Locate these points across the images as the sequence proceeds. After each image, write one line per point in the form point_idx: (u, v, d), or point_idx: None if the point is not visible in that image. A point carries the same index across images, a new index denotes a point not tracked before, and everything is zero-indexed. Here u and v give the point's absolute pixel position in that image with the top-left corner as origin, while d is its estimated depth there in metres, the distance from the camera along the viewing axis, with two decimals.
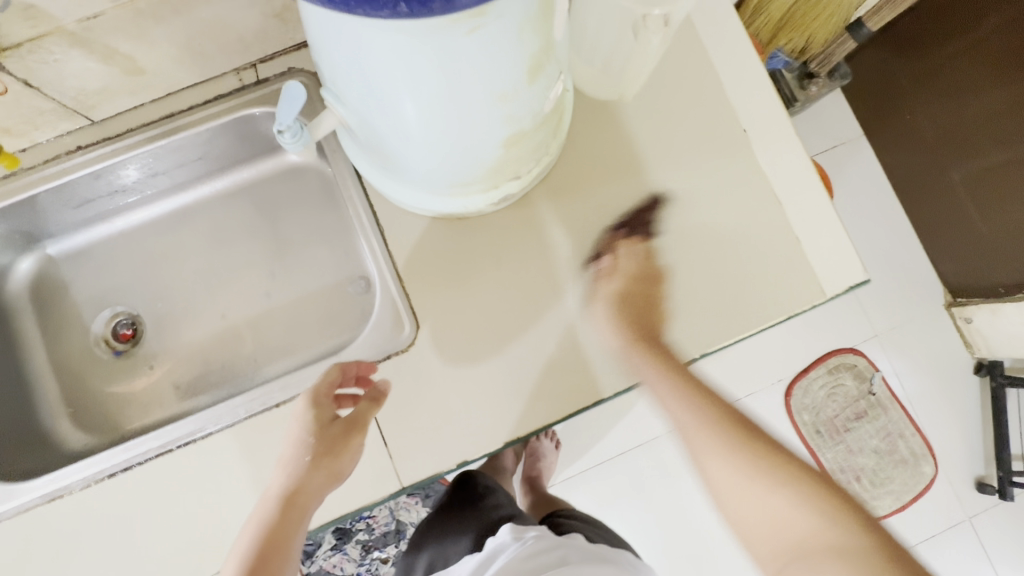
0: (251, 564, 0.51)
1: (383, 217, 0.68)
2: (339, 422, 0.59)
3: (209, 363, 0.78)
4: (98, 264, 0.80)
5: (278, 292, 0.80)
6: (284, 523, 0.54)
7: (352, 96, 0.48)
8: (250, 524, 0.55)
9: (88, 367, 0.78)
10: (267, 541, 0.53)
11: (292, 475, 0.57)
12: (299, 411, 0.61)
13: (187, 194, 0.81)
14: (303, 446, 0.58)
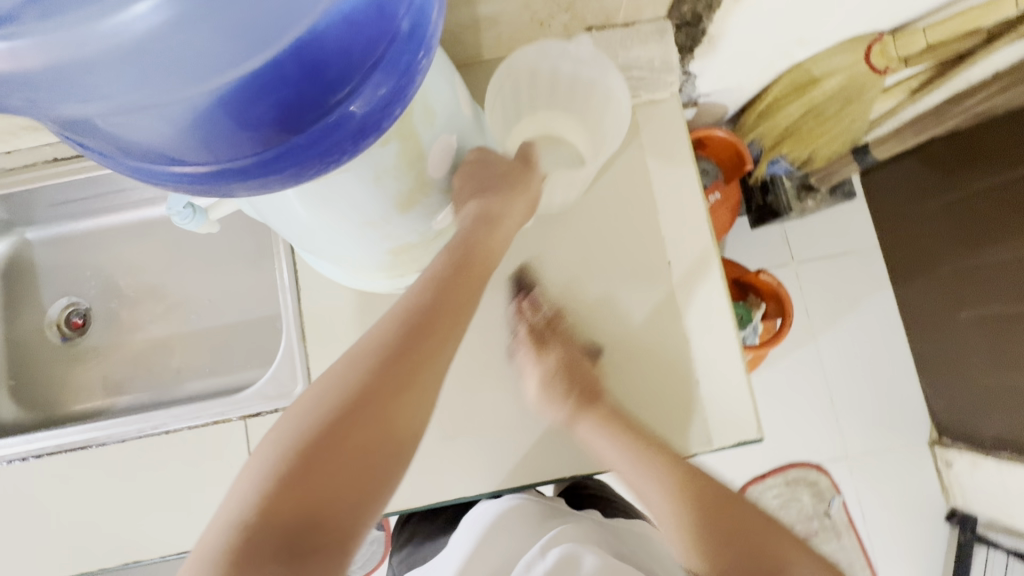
0: (379, 357, 0.43)
1: (303, 275, 0.71)
2: (503, 187, 0.54)
3: (139, 368, 0.84)
4: (67, 254, 0.87)
5: (216, 314, 0.85)
6: (423, 328, 0.45)
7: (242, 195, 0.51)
8: (402, 299, 0.48)
9: (38, 346, 0.86)
10: (438, 298, 0.47)
11: (476, 214, 0.52)
12: (479, 161, 0.53)
13: (156, 208, 0.87)
14: (467, 194, 0.52)
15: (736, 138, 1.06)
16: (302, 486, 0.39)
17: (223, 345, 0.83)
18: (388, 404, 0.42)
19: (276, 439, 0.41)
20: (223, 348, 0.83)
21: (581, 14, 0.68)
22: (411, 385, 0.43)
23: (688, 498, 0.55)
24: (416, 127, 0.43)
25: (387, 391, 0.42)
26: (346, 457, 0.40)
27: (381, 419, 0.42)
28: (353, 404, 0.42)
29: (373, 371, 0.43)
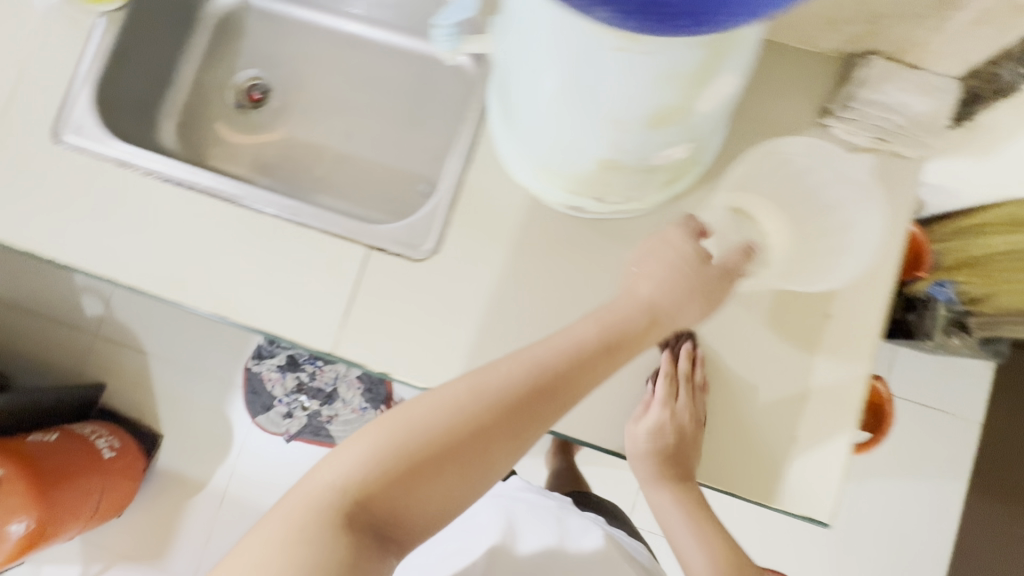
0: (537, 381, 0.46)
1: (479, 149, 0.71)
2: (709, 290, 0.56)
3: (286, 160, 0.88)
4: (276, 32, 0.92)
5: (371, 149, 0.87)
6: (612, 349, 0.50)
7: (506, 46, 0.51)
8: (563, 338, 0.49)
9: (216, 99, 0.91)
10: (603, 350, 0.49)
11: (620, 305, 0.53)
12: (675, 263, 0.56)
13: (369, 28, 0.89)
14: (666, 288, 0.54)
15: (923, 238, 0.97)
16: (419, 473, 0.42)
17: (365, 179, 0.86)
18: (515, 437, 0.45)
19: (369, 443, 0.43)
20: (364, 181, 0.86)
21: (880, 32, 0.63)
22: (544, 419, 0.46)
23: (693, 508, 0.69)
24: (725, 47, 0.41)
25: (608, 359, 0.50)
26: (467, 470, 0.43)
27: (537, 416, 0.46)
28: (491, 421, 0.44)
29: (525, 393, 0.46)
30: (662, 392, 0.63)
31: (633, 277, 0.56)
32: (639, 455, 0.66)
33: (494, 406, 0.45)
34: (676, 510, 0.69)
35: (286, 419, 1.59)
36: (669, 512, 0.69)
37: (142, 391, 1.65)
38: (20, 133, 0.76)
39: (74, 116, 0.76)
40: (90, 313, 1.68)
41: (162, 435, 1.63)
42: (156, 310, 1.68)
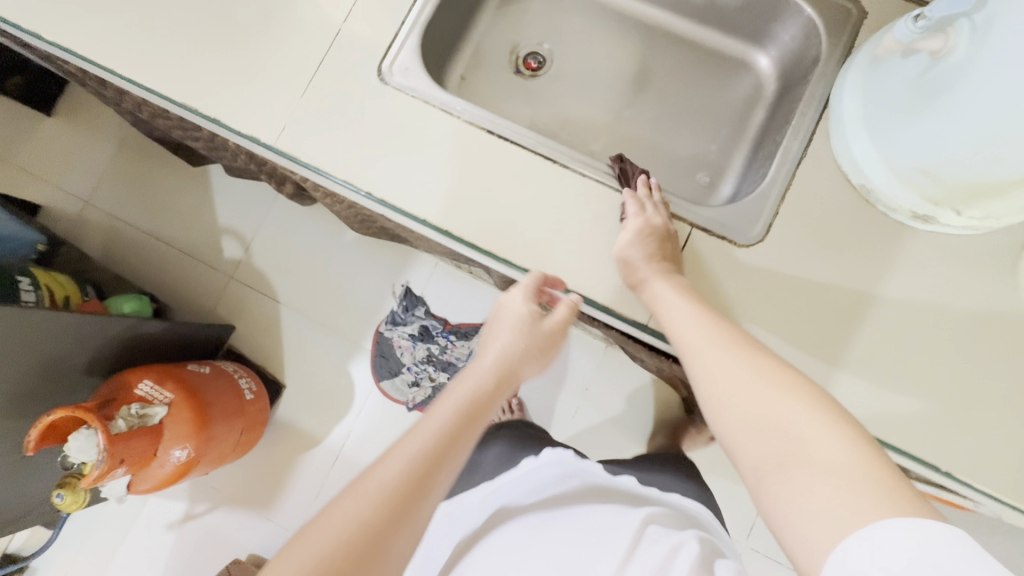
0: (445, 432, 0.62)
1: (812, 148, 0.72)
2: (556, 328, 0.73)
3: (561, 132, 0.89)
4: (560, 5, 0.92)
5: (649, 134, 0.89)
6: (486, 395, 0.67)
7: (1005, 37, 0.51)
8: (465, 380, 0.68)
9: (493, 61, 0.91)
10: (480, 396, 0.66)
11: (508, 360, 0.70)
12: (547, 326, 0.72)
13: (661, 17, 0.90)
14: (529, 343, 0.71)
15: None
16: (411, 496, 0.57)
17: (642, 163, 0.88)
18: (455, 453, 0.62)
19: (400, 454, 0.59)
20: (641, 165, 0.88)
21: None
22: (471, 435, 0.64)
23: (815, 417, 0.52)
24: None
25: (487, 405, 0.67)
26: (437, 475, 0.59)
27: (474, 424, 0.64)
28: (432, 450, 0.60)
29: (460, 419, 0.63)
30: (632, 202, 0.72)
31: (507, 331, 0.72)
32: (668, 311, 0.67)
33: (449, 418, 0.63)
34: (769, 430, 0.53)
35: (411, 387, 1.58)
36: (742, 386, 0.58)
37: (268, 337, 1.66)
38: (351, 69, 0.77)
39: (404, 60, 0.78)
40: (227, 255, 1.69)
41: (284, 384, 1.64)
42: (293, 262, 1.69)
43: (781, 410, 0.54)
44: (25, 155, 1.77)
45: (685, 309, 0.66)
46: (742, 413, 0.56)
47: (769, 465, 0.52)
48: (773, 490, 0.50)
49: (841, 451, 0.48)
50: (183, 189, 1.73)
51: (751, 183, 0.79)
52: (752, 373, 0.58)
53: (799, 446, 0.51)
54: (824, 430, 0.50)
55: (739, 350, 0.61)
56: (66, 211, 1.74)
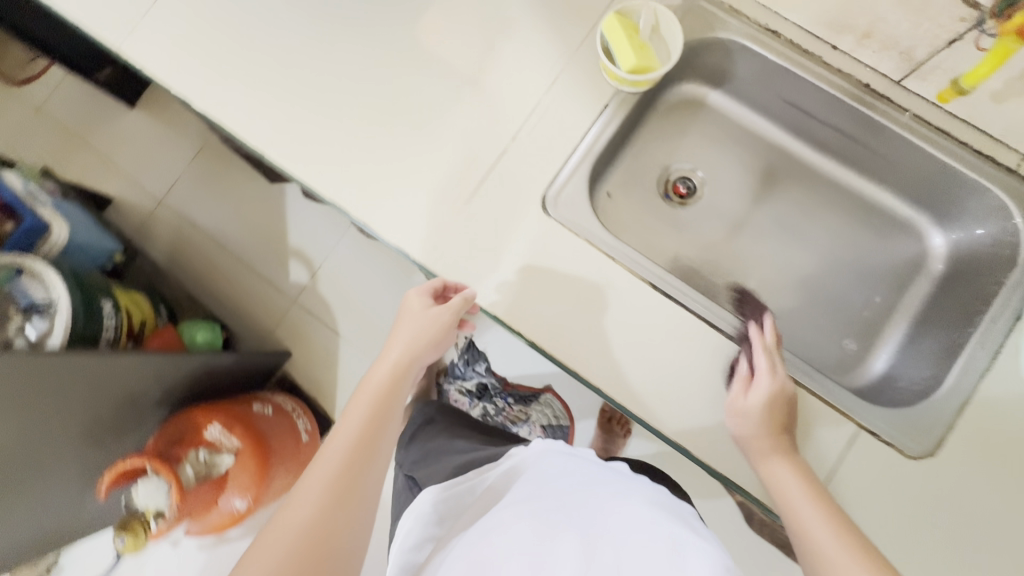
0: (364, 426, 0.63)
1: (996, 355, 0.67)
2: (450, 314, 0.71)
3: (706, 270, 0.85)
4: (719, 132, 0.87)
5: (797, 285, 0.85)
6: (398, 379, 0.68)
7: None
8: (369, 381, 0.68)
9: (643, 182, 0.87)
10: (392, 378, 0.68)
11: (405, 353, 0.70)
12: (437, 315, 0.71)
13: (827, 161, 0.85)
14: (424, 334, 0.71)
15: None
16: (344, 491, 0.57)
17: (787, 316, 0.83)
18: (378, 443, 0.63)
19: (330, 452, 0.60)
20: (786, 318, 0.83)
21: None
22: (392, 423, 0.66)
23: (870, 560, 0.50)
24: None
25: (400, 387, 0.68)
26: (366, 465, 0.60)
27: (390, 407, 0.66)
28: (356, 445, 0.61)
29: (375, 409, 0.65)
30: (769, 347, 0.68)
31: (403, 325, 0.72)
32: (748, 446, 0.64)
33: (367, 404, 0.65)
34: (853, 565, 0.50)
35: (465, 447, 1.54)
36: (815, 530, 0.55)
37: (322, 369, 1.63)
38: (515, 195, 0.74)
39: (570, 192, 0.73)
40: (293, 279, 1.66)
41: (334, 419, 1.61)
42: (358, 295, 1.65)
43: (834, 541, 0.53)
44: (103, 146, 1.75)
45: (750, 419, 0.65)
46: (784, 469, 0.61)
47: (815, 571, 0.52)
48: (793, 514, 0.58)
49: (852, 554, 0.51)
50: (257, 205, 1.70)
51: (914, 372, 0.75)
52: (823, 503, 0.58)
53: (799, 513, 0.58)
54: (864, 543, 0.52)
55: (813, 497, 0.59)
56: (137, 209, 1.72)
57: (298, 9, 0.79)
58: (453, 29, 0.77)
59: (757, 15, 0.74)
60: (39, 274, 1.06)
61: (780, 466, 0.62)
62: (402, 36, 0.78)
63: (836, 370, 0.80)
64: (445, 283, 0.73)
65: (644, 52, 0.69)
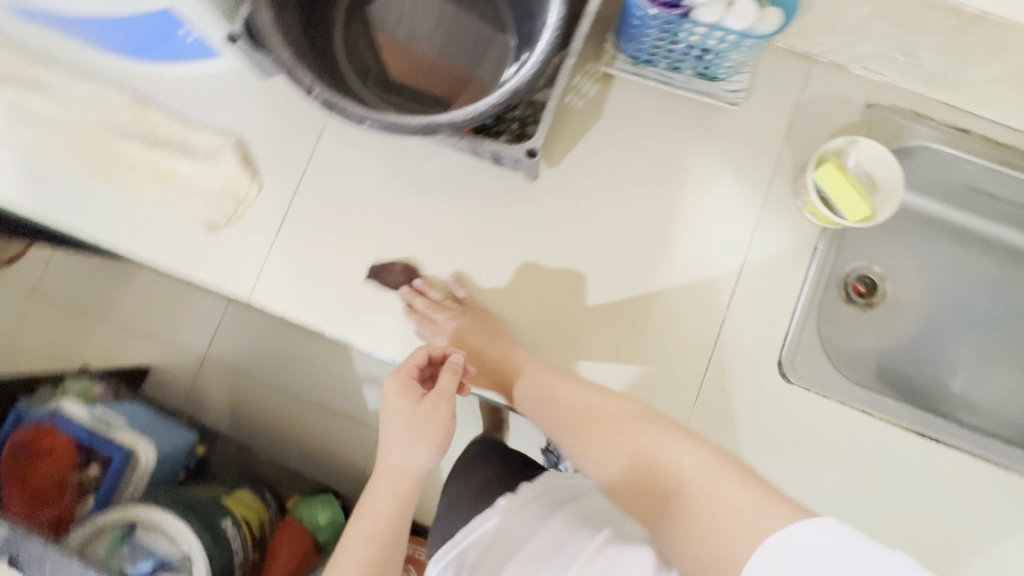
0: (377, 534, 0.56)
1: None
2: (433, 400, 0.59)
3: (913, 373, 0.81)
4: (889, 224, 0.82)
5: (1004, 364, 0.81)
6: (409, 491, 0.58)
7: None
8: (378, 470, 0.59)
9: (827, 294, 0.81)
10: (400, 487, 0.58)
11: (400, 468, 0.58)
12: (433, 409, 0.59)
13: (1006, 231, 0.81)
14: (415, 435, 0.58)
15: None
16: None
17: (1005, 401, 0.80)
18: (396, 548, 0.56)
19: None
20: (1006, 403, 0.80)
21: None
22: (408, 525, 0.58)
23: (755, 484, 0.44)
24: None
25: (410, 498, 0.58)
26: None
27: (408, 504, 0.58)
28: (378, 551, 0.55)
29: (381, 545, 0.55)
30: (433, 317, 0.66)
31: (391, 416, 0.59)
32: (549, 392, 0.61)
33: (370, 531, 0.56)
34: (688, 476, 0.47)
35: None
36: (668, 469, 0.49)
37: None
38: (748, 366, 0.67)
39: (803, 349, 0.68)
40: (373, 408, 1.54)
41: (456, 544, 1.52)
42: None
43: (636, 433, 0.53)
44: (123, 313, 1.57)
45: (601, 394, 0.58)
46: (611, 454, 0.54)
47: (679, 525, 0.45)
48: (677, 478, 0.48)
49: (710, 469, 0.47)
50: (312, 338, 1.56)
51: None
52: (584, 385, 0.60)
53: (706, 495, 0.44)
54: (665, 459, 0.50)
55: (656, 428, 0.53)
56: (180, 373, 1.56)
57: (448, 208, 0.69)
58: (629, 196, 0.69)
59: (941, 116, 0.70)
60: (157, 527, 0.93)
61: (560, 381, 0.61)
62: (573, 214, 0.69)
63: None
64: (427, 352, 0.62)
65: (855, 191, 0.63)
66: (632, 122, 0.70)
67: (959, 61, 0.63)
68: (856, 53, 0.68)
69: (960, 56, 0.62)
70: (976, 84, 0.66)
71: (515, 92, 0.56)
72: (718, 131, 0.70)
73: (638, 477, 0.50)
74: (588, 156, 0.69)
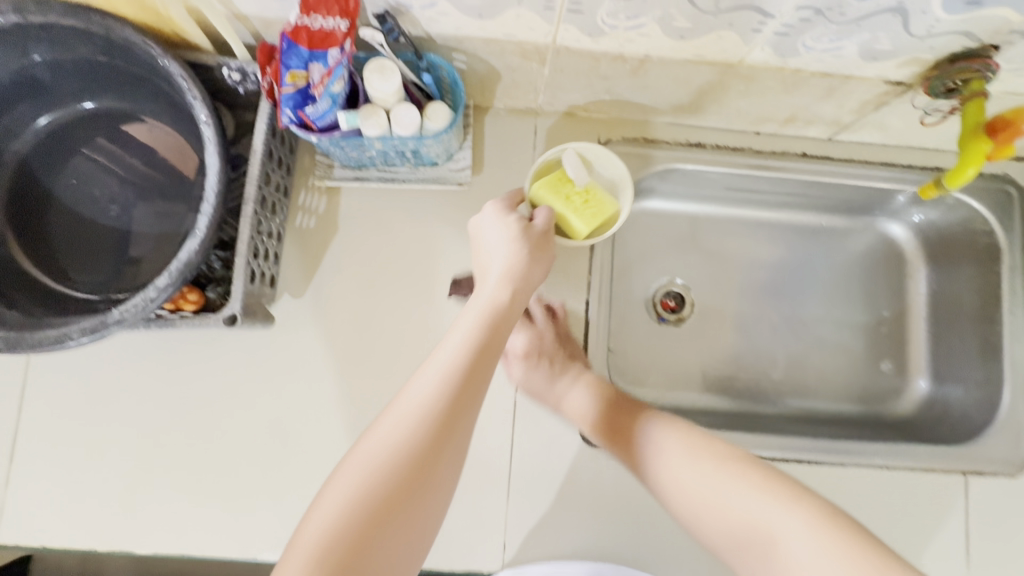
0: (445, 401, 0.40)
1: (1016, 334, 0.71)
2: (541, 233, 0.52)
3: (738, 373, 0.81)
4: (674, 236, 0.84)
5: (819, 337, 0.83)
6: (478, 350, 0.43)
7: None
8: (444, 341, 0.44)
9: (636, 321, 0.82)
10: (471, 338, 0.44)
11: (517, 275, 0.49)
12: (528, 232, 0.51)
13: (779, 212, 0.84)
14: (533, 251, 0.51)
15: None
16: (396, 500, 0.36)
17: (828, 373, 0.82)
18: (454, 435, 0.39)
19: (342, 490, 0.36)
20: (828, 375, 0.82)
21: None
22: (459, 458, 0.40)
23: (750, 466, 0.48)
24: None
25: (484, 367, 0.43)
26: (392, 536, 0.36)
27: (471, 399, 0.41)
28: (426, 436, 0.38)
29: (422, 428, 0.39)
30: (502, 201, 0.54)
31: (480, 231, 0.53)
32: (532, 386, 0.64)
33: (432, 388, 0.40)
34: (727, 479, 0.48)
35: None
36: (677, 479, 0.51)
37: None
38: (552, 442, 0.66)
39: None
40: None
41: None
42: None
43: (657, 440, 0.54)
44: None
45: (583, 397, 0.62)
46: (610, 441, 0.59)
47: (686, 511, 0.49)
48: (724, 545, 0.46)
49: (770, 500, 0.45)
50: None
51: (965, 381, 0.75)
52: (541, 377, 0.64)
53: (691, 491, 0.49)
54: (687, 441, 0.52)
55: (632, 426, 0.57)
56: None
57: (199, 375, 0.63)
58: (386, 303, 0.66)
59: (672, 135, 0.71)
60: None
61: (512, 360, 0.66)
62: (337, 340, 0.65)
63: (888, 397, 0.80)
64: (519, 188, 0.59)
65: (594, 206, 0.57)
66: (371, 228, 0.67)
67: (656, 93, 0.63)
68: (567, 101, 0.67)
69: (653, 90, 0.62)
70: (683, 105, 0.65)
71: (184, 271, 0.51)
72: (461, 212, 0.67)
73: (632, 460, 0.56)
74: (335, 276, 0.66)
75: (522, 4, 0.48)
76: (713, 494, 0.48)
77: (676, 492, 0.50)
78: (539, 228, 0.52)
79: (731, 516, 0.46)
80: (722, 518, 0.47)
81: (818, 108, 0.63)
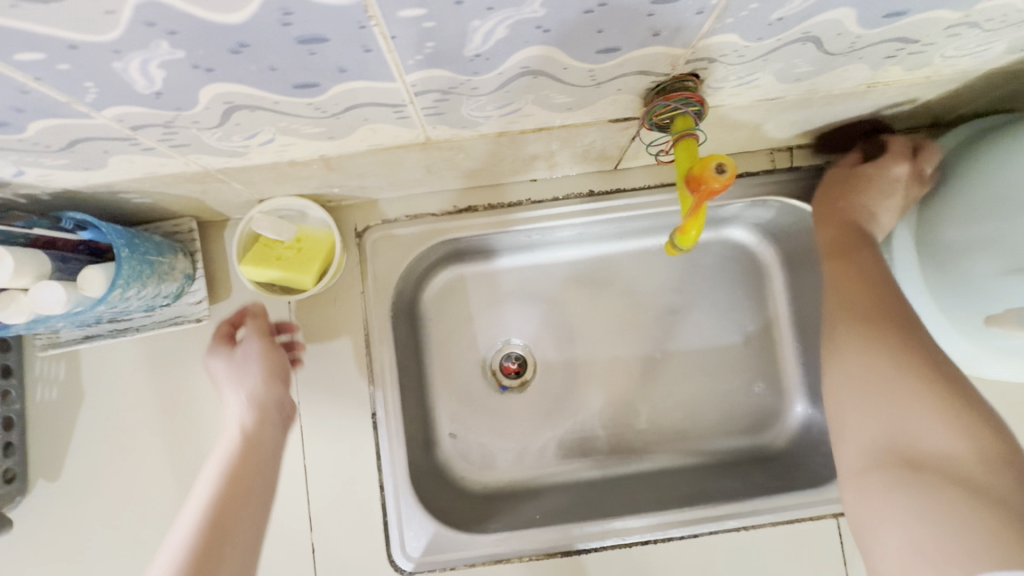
0: (208, 515, 0.41)
1: None
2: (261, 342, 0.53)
3: (600, 432, 0.72)
4: (502, 292, 0.74)
5: (686, 372, 0.73)
6: (241, 466, 0.45)
7: None
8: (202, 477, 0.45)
9: (473, 397, 0.72)
10: (235, 457, 0.45)
11: (262, 399, 0.50)
12: (246, 354, 0.52)
13: (612, 242, 0.73)
14: (264, 370, 0.51)
15: None
16: None
17: (700, 410, 0.72)
18: (223, 548, 0.40)
19: None
20: (700, 412, 0.72)
21: None
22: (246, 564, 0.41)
23: (984, 484, 0.38)
24: None
25: (253, 475, 0.45)
26: None
27: (240, 508, 0.43)
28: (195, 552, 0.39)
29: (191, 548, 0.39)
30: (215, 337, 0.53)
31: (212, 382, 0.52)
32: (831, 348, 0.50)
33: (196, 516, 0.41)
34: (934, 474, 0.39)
35: None
36: (889, 429, 0.43)
37: None
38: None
39: (412, 527, 0.60)
40: None
41: None
42: None
43: (902, 410, 0.43)
44: None
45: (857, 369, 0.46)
46: (866, 404, 0.45)
47: (872, 485, 0.42)
48: (865, 495, 0.42)
49: (974, 487, 0.37)
50: None
51: None
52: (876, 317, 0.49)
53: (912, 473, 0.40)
54: (896, 385, 0.44)
55: (895, 370, 0.45)
56: None
57: None
58: (154, 467, 0.59)
59: (441, 204, 0.63)
60: None
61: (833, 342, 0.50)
62: (103, 519, 0.58)
63: (766, 423, 0.72)
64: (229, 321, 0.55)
65: (309, 252, 0.56)
66: (120, 386, 0.60)
67: (384, 176, 0.55)
68: None
69: (373, 175, 0.53)
70: (427, 178, 0.57)
71: None
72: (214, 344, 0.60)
73: (848, 407, 0.46)
74: (91, 449, 0.59)
75: (113, 151, 0.40)
76: (890, 498, 0.40)
77: (860, 493, 0.42)
78: (260, 340, 0.53)
79: (913, 471, 0.40)
80: (898, 500, 0.39)
81: (571, 151, 0.54)
